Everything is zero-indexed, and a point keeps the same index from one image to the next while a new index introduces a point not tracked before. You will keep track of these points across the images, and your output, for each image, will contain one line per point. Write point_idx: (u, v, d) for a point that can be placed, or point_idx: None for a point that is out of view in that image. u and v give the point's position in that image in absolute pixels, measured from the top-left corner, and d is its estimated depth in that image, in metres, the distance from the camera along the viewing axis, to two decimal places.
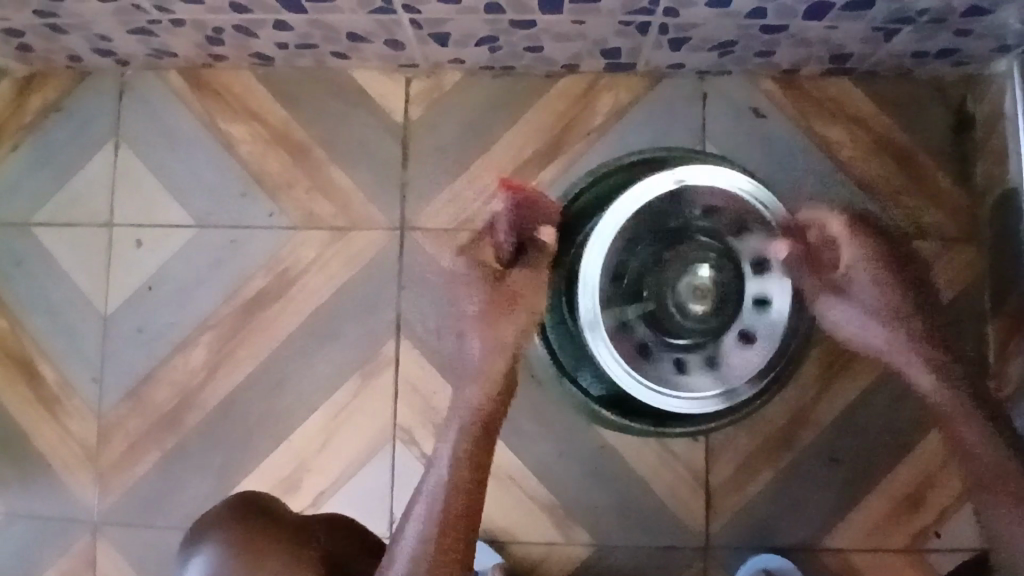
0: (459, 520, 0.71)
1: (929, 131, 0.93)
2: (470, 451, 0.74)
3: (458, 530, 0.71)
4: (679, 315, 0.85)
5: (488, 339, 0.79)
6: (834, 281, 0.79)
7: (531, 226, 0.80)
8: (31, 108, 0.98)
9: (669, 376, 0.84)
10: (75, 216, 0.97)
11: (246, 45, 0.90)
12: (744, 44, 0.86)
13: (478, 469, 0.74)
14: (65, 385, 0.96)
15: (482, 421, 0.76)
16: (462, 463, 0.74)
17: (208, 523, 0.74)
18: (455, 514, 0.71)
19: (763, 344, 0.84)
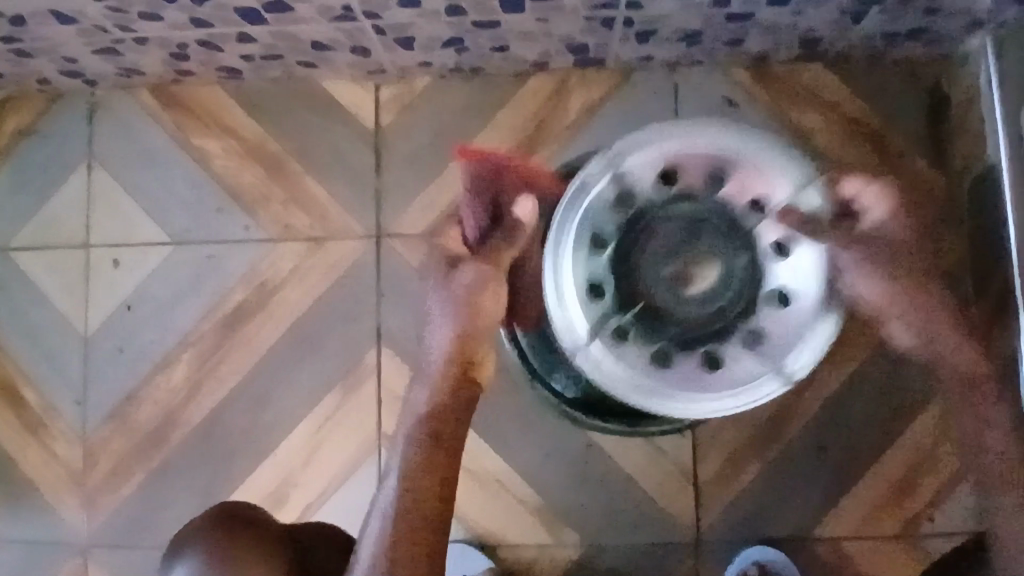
0: (420, 521, 0.69)
1: (904, 115, 0.93)
2: (427, 451, 0.72)
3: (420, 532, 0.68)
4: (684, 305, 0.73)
5: (456, 325, 0.75)
6: (856, 232, 0.75)
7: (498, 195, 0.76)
8: (4, 133, 0.98)
9: (663, 377, 0.72)
10: (52, 239, 0.97)
11: (213, 59, 0.90)
12: (712, 34, 0.85)
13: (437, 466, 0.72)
14: (50, 409, 0.95)
15: (434, 410, 0.74)
16: (418, 463, 0.71)
17: (190, 531, 0.72)
18: (410, 509, 0.69)
19: (787, 338, 0.72)
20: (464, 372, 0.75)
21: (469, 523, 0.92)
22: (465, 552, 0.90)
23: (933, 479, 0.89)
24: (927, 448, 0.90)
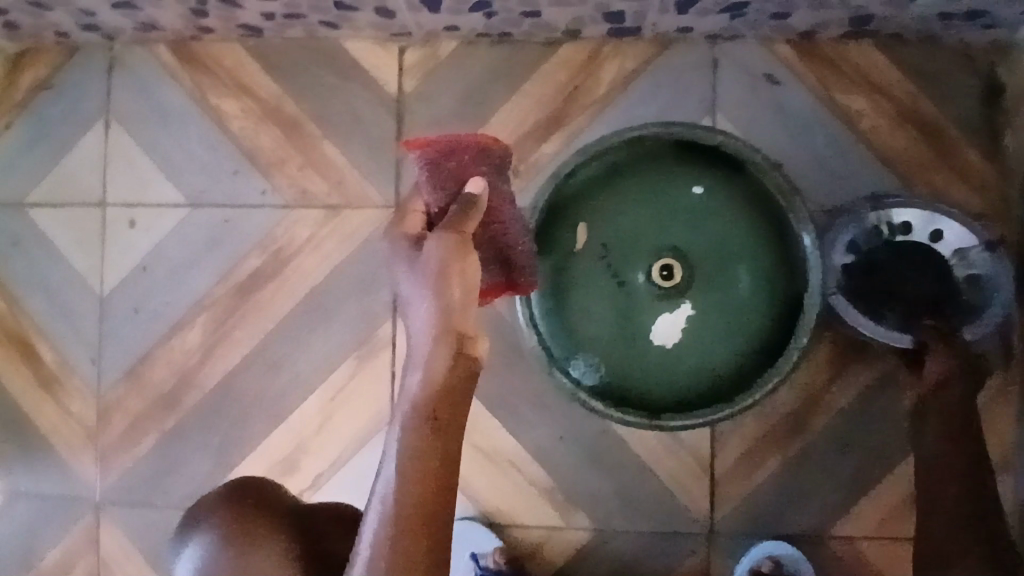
0: (418, 526, 0.52)
1: (955, 102, 0.87)
2: (423, 451, 0.54)
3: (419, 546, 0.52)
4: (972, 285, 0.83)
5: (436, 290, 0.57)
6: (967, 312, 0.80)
7: (455, 177, 0.60)
8: (23, 85, 0.96)
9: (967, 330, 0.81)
10: (69, 195, 0.96)
11: (233, 16, 0.87)
12: (757, 6, 0.81)
13: (436, 465, 0.54)
14: (65, 367, 0.95)
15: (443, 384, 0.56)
16: (411, 465, 0.53)
17: (204, 509, 0.61)
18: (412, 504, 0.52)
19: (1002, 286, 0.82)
20: (460, 344, 0.57)
21: (479, 500, 0.91)
22: (476, 529, 0.89)
23: None
24: None
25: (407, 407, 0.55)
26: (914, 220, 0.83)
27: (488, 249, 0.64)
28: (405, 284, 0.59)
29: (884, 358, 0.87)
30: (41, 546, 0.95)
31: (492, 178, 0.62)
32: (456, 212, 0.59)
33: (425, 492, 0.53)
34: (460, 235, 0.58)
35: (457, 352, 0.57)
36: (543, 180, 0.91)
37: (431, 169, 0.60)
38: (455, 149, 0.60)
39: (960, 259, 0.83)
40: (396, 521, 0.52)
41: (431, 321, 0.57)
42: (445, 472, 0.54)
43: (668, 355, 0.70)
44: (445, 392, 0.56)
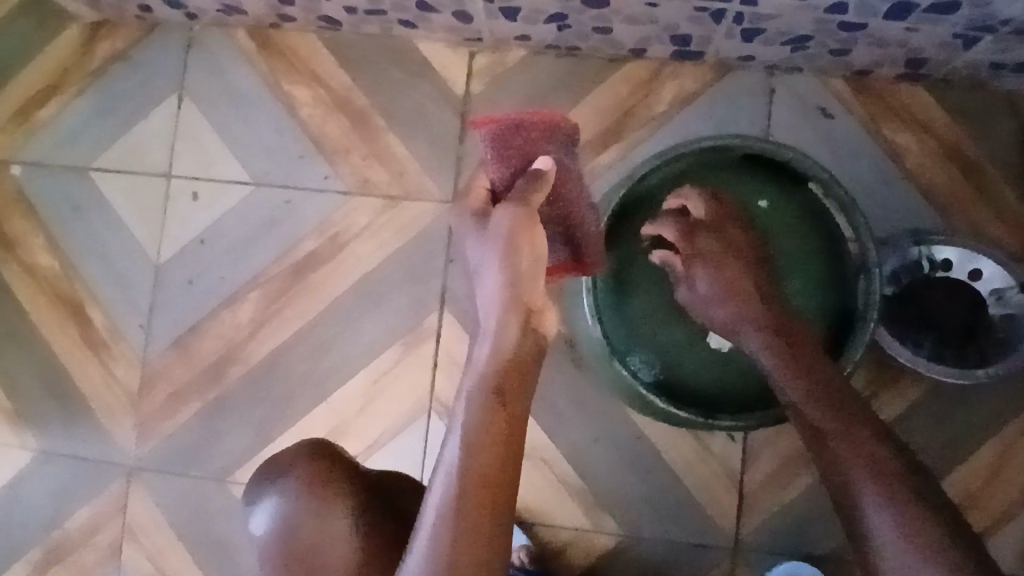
0: (486, 493, 0.58)
1: (997, 144, 0.91)
2: (493, 421, 0.60)
3: (485, 511, 0.57)
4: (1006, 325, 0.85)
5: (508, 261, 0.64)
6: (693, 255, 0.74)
7: (522, 151, 0.64)
8: (99, 55, 1.00)
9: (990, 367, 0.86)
10: (135, 165, 0.99)
11: (316, 7, 0.90)
12: (819, 41, 0.85)
13: (503, 441, 0.60)
14: (113, 330, 0.97)
15: (511, 360, 0.63)
16: (480, 434, 0.59)
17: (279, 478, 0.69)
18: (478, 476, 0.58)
19: None
20: (528, 318, 0.65)
21: None
22: None
23: (981, 517, 0.88)
24: (978, 483, 0.88)
25: (478, 377, 0.63)
26: (954, 258, 0.86)
27: (553, 226, 0.69)
28: (477, 255, 0.66)
29: (915, 387, 0.90)
30: (69, 507, 0.96)
31: (559, 156, 0.66)
32: (524, 185, 0.64)
33: (493, 463, 0.58)
34: (527, 209, 0.63)
35: (524, 328, 0.64)
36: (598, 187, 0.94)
37: (498, 146, 0.64)
38: (523, 123, 0.64)
39: (996, 298, 0.85)
40: (466, 481, 0.57)
41: (502, 296, 0.65)
42: (512, 449, 0.60)
43: (720, 357, 0.77)
44: (512, 366, 0.63)
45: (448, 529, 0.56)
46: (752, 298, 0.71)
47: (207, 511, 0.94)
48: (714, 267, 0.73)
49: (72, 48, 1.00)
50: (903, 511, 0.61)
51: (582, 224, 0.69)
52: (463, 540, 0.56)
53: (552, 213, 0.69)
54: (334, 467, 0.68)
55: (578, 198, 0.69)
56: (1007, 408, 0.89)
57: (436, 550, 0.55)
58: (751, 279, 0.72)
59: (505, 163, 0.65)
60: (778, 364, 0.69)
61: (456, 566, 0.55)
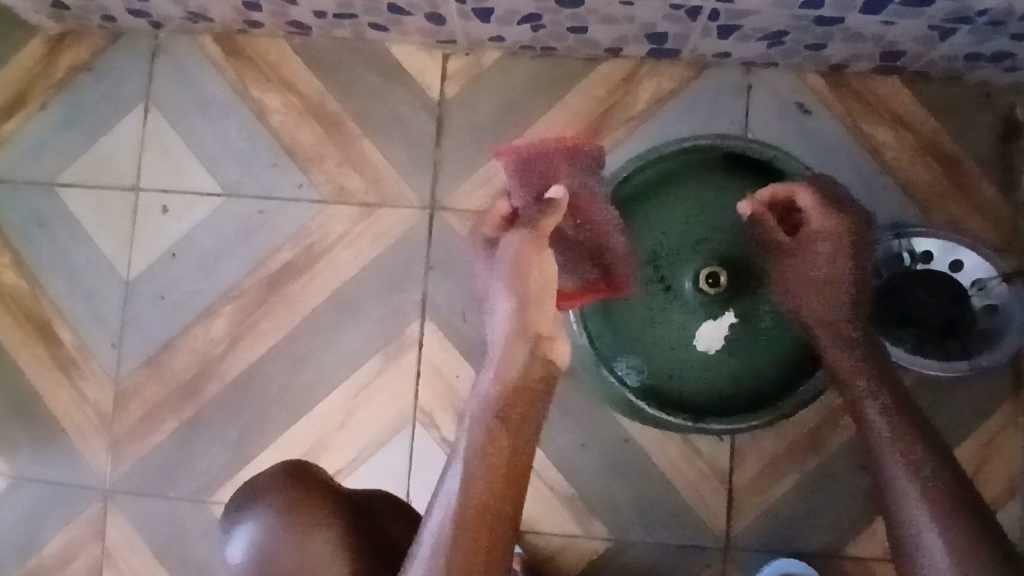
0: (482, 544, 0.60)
1: (973, 136, 0.92)
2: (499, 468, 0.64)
3: (478, 559, 0.60)
4: (989, 314, 0.86)
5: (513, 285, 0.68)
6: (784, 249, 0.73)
7: (542, 180, 0.73)
8: (62, 66, 0.97)
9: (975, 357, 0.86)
10: (103, 179, 0.96)
11: (285, 12, 0.88)
12: (795, 36, 0.84)
13: (504, 479, 0.63)
14: (84, 349, 0.94)
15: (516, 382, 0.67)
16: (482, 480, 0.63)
17: (262, 498, 0.66)
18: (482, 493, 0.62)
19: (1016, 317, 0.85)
20: (537, 344, 0.68)
21: None
22: None
23: None
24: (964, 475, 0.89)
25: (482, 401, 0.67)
26: (934, 249, 0.86)
27: (576, 249, 0.74)
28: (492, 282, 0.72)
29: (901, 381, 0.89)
30: (43, 534, 0.93)
31: (581, 180, 0.74)
32: (535, 211, 0.69)
33: (494, 491, 0.62)
34: (533, 231, 0.67)
35: (534, 352, 0.67)
36: None
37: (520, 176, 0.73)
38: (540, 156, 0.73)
39: (979, 289, 0.86)
40: (468, 497, 0.62)
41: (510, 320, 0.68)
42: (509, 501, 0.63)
43: (707, 359, 0.75)
44: (519, 393, 0.67)
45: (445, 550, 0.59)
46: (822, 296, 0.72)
47: (187, 532, 0.92)
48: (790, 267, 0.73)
49: (33, 60, 0.97)
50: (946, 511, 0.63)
51: (605, 241, 0.73)
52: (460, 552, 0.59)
53: (576, 234, 0.73)
54: (315, 493, 0.65)
55: (603, 217, 0.73)
56: (990, 399, 0.89)
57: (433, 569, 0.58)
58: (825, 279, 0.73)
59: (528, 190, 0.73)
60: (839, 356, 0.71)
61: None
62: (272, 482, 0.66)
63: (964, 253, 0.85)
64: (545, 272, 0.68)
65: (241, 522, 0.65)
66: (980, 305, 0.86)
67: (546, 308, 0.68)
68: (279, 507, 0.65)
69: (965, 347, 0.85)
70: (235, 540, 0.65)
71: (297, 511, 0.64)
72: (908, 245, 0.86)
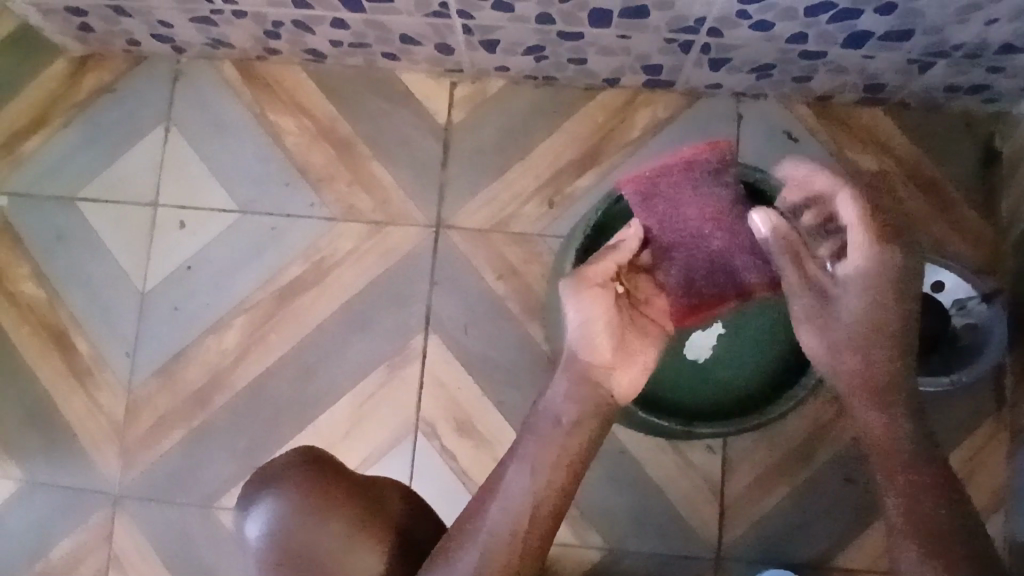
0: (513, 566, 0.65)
1: (954, 164, 0.97)
2: (546, 487, 0.68)
3: (528, 556, 0.66)
4: (970, 329, 0.90)
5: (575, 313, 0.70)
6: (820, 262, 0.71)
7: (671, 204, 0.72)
8: (86, 87, 1.02)
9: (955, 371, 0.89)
10: (122, 195, 1.00)
11: (302, 40, 0.94)
12: (782, 69, 0.90)
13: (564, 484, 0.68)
14: (98, 358, 0.98)
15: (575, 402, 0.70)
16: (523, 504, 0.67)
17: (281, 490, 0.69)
18: (541, 499, 0.67)
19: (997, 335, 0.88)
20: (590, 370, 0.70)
21: None
22: None
23: None
24: None
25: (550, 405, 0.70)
26: None
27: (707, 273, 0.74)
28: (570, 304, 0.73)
29: None
30: (52, 538, 0.95)
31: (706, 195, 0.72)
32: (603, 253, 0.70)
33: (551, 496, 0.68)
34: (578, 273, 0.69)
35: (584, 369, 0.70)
36: (577, 211, 0.97)
37: (644, 206, 0.73)
38: (660, 184, 0.72)
39: (958, 309, 0.90)
40: (526, 498, 0.67)
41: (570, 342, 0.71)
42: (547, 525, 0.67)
43: (697, 369, 0.80)
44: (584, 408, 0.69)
45: (499, 548, 0.65)
46: (844, 346, 0.72)
47: (194, 537, 0.94)
48: (839, 278, 0.71)
49: (58, 82, 1.02)
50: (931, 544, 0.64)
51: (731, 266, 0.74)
52: (512, 549, 0.66)
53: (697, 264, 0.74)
54: (333, 486, 0.68)
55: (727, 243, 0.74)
56: (974, 415, 0.93)
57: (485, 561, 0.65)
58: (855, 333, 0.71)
59: (654, 216, 0.73)
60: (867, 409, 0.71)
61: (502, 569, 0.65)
62: (292, 473, 0.69)
63: (947, 272, 0.89)
64: (594, 312, 0.69)
65: (259, 507, 0.69)
66: (961, 322, 0.90)
67: (604, 337, 0.69)
68: (298, 497, 0.68)
69: (946, 362, 0.89)
70: (253, 522, 0.69)
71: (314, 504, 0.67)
72: None
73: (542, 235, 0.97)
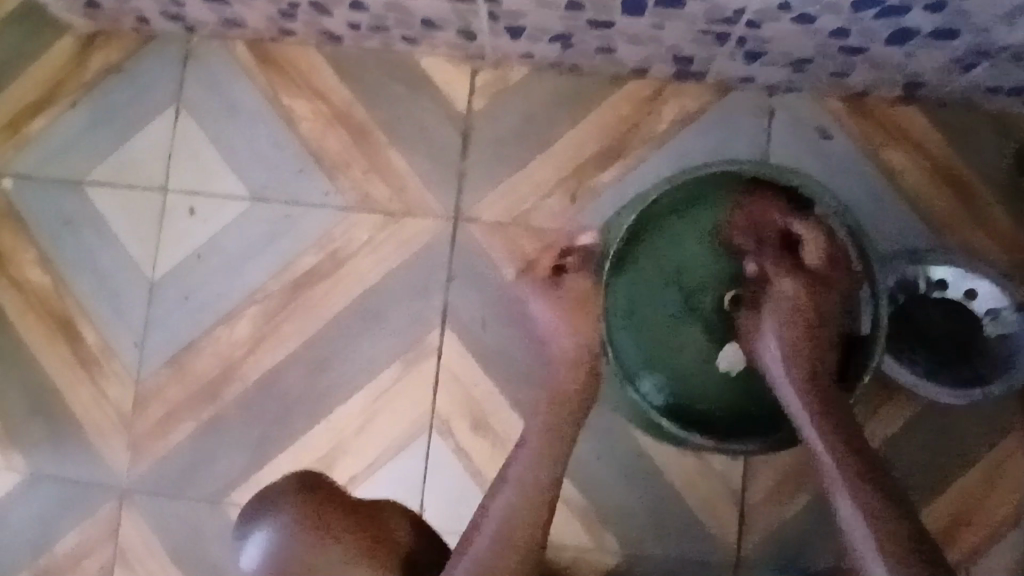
0: (533, 539, 0.69)
1: (991, 166, 0.93)
2: (546, 466, 0.72)
3: (539, 525, 0.69)
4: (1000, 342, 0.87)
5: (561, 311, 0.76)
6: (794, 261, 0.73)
7: None
8: (93, 67, 0.98)
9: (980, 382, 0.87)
10: (130, 179, 0.97)
11: (318, 22, 0.90)
12: (819, 63, 0.86)
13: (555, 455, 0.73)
14: (106, 347, 0.95)
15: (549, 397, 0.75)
16: (515, 488, 0.71)
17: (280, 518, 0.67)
18: (542, 471, 0.72)
19: None
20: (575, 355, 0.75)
21: None
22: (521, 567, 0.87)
23: (974, 533, 0.89)
24: (972, 501, 0.90)
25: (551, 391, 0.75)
26: (950, 277, 0.87)
27: None
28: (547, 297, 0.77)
29: (911, 405, 0.91)
30: (58, 529, 0.93)
31: None
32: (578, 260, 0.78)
33: (546, 468, 0.72)
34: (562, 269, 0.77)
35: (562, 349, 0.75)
36: (601, 206, 0.94)
37: None
38: None
39: (992, 318, 0.86)
40: (528, 475, 0.71)
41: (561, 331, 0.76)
42: (546, 496, 0.71)
43: (733, 377, 0.78)
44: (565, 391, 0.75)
45: (513, 523, 0.69)
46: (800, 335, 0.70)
47: (203, 532, 0.93)
48: None
49: (65, 60, 0.98)
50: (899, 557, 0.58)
51: None
52: (525, 522, 0.69)
53: None
54: (332, 510, 0.68)
55: None
56: (1003, 424, 0.90)
57: (501, 537, 0.68)
58: (799, 340, 0.70)
59: None
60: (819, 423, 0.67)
61: (519, 538, 0.68)
62: (292, 500, 0.68)
63: (983, 283, 0.85)
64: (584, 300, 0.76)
65: (257, 533, 0.67)
66: (993, 333, 0.86)
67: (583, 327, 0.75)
68: (299, 524, 0.66)
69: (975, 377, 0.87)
70: (251, 548, 0.67)
71: (316, 531, 0.66)
72: (925, 271, 0.87)
73: (564, 230, 0.94)
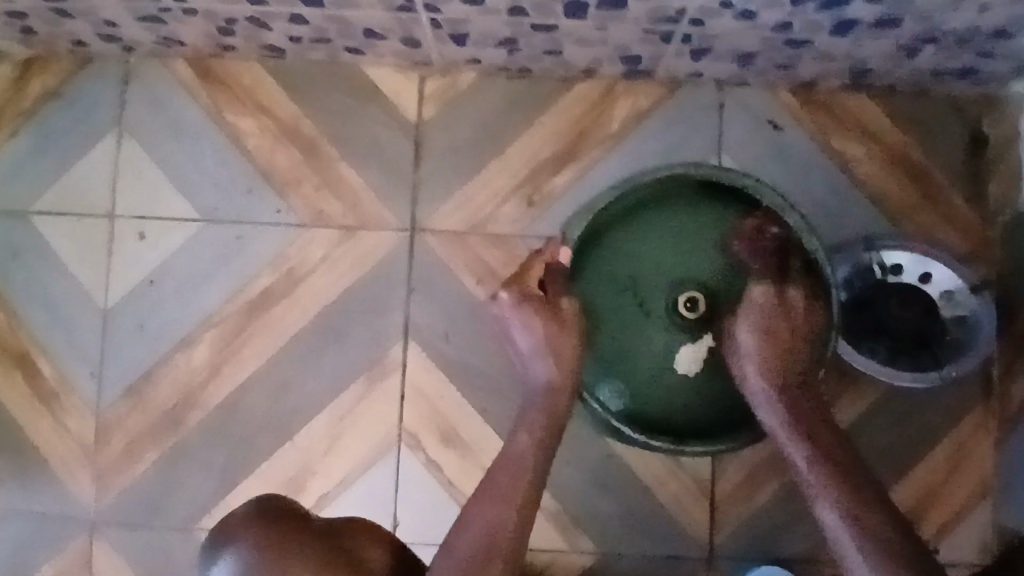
0: (517, 530, 0.67)
1: (942, 150, 0.94)
2: (523, 467, 0.70)
3: (524, 515, 0.68)
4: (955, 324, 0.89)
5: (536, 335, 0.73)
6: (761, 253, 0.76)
7: None
8: (32, 93, 0.95)
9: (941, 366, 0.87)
10: (77, 207, 0.95)
11: (259, 37, 0.88)
12: (767, 56, 0.86)
13: (530, 463, 0.71)
14: (64, 381, 0.93)
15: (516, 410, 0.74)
16: (495, 494, 0.69)
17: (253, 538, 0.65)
18: (522, 469, 0.70)
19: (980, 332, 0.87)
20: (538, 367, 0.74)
21: None
22: None
23: (944, 510, 0.91)
24: (938, 480, 0.91)
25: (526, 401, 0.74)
26: (904, 261, 0.88)
27: None
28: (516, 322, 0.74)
29: (873, 389, 0.92)
30: (29, 567, 0.92)
31: None
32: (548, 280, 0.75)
33: (522, 470, 0.70)
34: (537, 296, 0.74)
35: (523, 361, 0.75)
36: (557, 209, 0.94)
37: None
38: None
39: (948, 301, 0.89)
40: (506, 476, 0.70)
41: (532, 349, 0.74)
42: (522, 494, 0.69)
43: (689, 382, 0.79)
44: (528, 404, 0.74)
45: (497, 520, 0.67)
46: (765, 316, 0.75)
47: (176, 561, 0.92)
48: None
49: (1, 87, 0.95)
50: (880, 549, 0.63)
51: None
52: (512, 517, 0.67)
53: None
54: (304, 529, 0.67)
55: None
56: (963, 404, 0.92)
57: (486, 532, 0.66)
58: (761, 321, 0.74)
59: None
60: (786, 419, 0.71)
61: (505, 532, 0.67)
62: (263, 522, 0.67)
63: (937, 264, 0.88)
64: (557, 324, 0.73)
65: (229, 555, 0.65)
66: (951, 316, 0.89)
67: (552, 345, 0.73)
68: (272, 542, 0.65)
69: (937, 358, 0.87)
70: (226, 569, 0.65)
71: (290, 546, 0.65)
72: (878, 258, 0.89)
73: (521, 235, 0.93)
